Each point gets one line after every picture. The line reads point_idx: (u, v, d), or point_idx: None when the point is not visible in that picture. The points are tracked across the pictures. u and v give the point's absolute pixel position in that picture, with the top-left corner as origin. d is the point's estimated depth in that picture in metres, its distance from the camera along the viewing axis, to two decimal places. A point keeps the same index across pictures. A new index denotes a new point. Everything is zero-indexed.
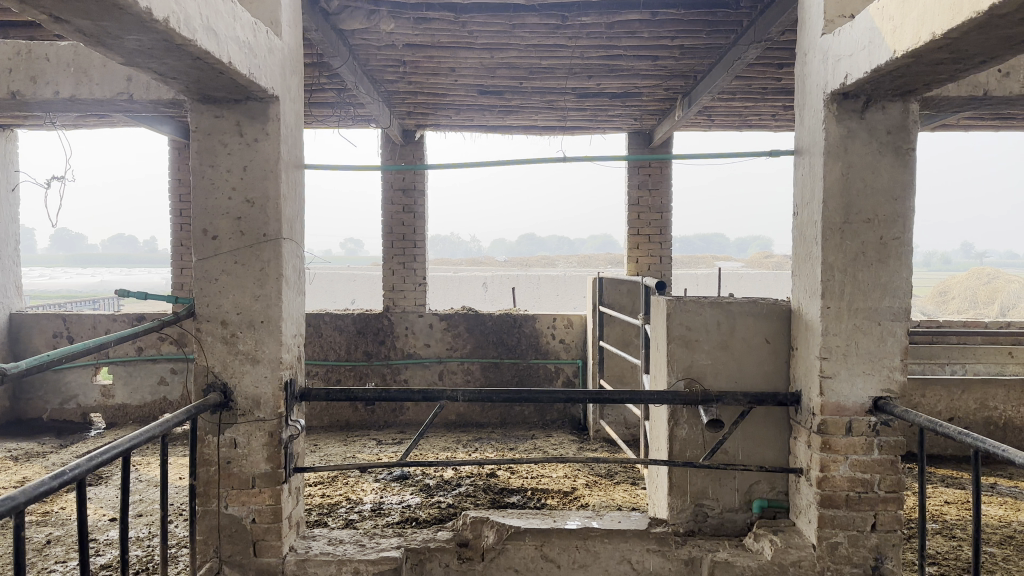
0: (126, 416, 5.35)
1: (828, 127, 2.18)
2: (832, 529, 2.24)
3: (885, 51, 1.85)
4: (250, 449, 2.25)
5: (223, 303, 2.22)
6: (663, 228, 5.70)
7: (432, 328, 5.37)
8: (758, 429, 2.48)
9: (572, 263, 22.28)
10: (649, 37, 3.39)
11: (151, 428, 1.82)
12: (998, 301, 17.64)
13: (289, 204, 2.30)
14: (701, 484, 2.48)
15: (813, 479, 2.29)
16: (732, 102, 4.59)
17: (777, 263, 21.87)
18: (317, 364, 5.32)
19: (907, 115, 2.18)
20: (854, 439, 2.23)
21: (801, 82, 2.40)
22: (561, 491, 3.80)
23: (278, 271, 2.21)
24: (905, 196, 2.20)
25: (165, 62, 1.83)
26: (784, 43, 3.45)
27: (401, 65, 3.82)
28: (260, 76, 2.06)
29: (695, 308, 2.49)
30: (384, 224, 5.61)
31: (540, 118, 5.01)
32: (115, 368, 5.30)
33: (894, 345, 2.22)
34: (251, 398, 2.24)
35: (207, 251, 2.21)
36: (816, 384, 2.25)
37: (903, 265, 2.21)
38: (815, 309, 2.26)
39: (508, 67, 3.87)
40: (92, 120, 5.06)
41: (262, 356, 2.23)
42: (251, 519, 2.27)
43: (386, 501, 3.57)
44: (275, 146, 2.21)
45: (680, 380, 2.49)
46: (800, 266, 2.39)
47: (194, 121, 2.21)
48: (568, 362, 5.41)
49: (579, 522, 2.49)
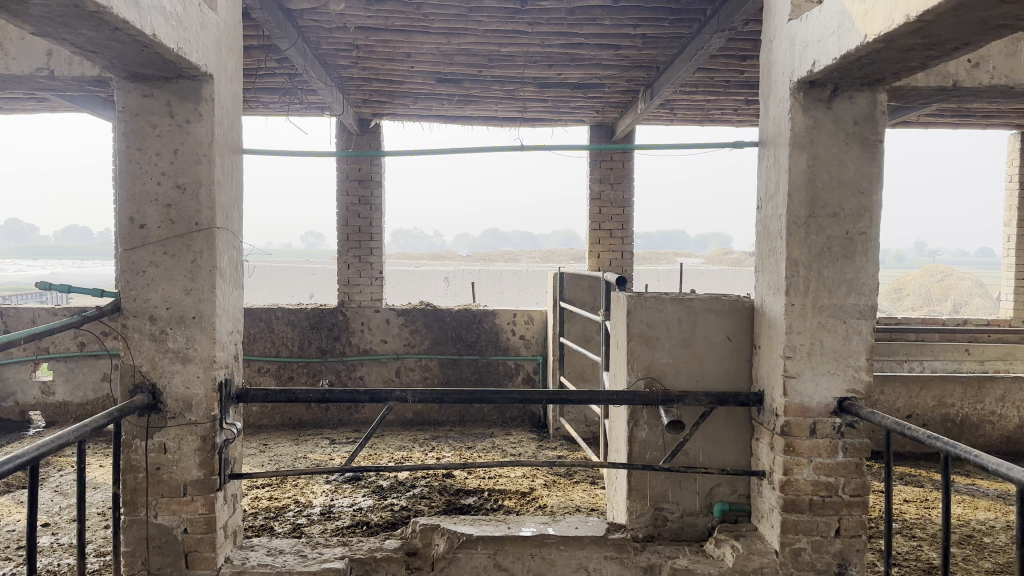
0: (67, 415, 5.11)
1: (794, 116, 2.09)
2: (794, 534, 2.16)
3: (855, 35, 1.76)
4: (181, 455, 2.10)
5: (151, 297, 2.07)
6: (625, 224, 5.61)
7: (388, 324, 5.21)
8: (719, 430, 2.39)
9: (534, 258, 22.27)
10: (611, 24, 3.28)
11: (62, 435, 1.65)
12: (951, 299, 17.98)
13: (224, 192, 2.15)
14: (661, 487, 2.38)
15: (776, 483, 2.20)
16: (694, 96, 4.52)
17: (738, 260, 21.99)
18: (269, 361, 5.15)
19: (874, 105, 2.10)
20: (819, 441, 2.15)
21: (767, 70, 2.31)
22: (518, 492, 3.69)
23: (212, 263, 2.06)
24: (872, 188, 2.11)
25: (81, 32, 1.67)
26: (749, 34, 3.36)
27: (355, 49, 3.67)
28: (191, 52, 1.90)
29: (655, 305, 2.38)
30: (339, 216, 5.44)
31: (500, 108, 4.89)
32: (55, 364, 5.07)
33: (860, 343, 2.14)
34: (182, 400, 2.09)
35: (134, 240, 2.05)
36: (780, 384, 2.16)
37: (869, 262, 2.13)
38: (778, 306, 2.17)
39: (466, 54, 3.74)
40: (30, 103, 4.82)
41: (193, 355, 2.08)
42: (183, 529, 2.11)
43: (337, 504, 3.43)
44: (209, 128, 2.05)
45: (640, 379, 2.38)
46: (764, 261, 2.30)
47: (121, 100, 2.04)
48: (528, 359, 5.29)
49: (534, 529, 2.37)
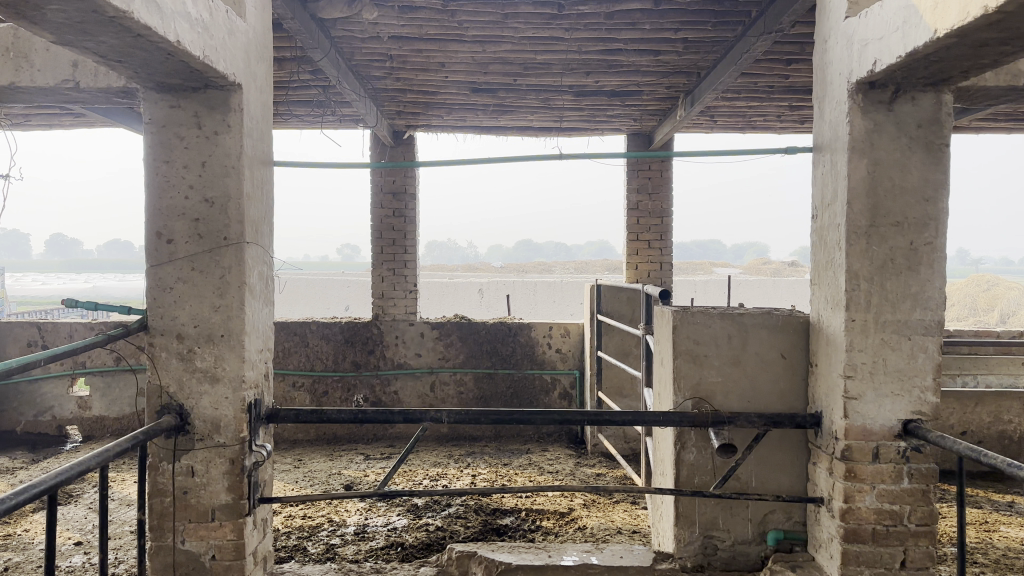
0: (103, 429, 5.09)
1: (852, 120, 1.96)
2: (856, 566, 2.02)
3: (923, 31, 1.63)
4: (209, 478, 2.02)
5: (180, 314, 1.99)
6: (663, 234, 5.48)
7: (423, 338, 5.13)
8: (772, 453, 2.25)
9: (569, 269, 22.13)
10: (651, 28, 3.17)
11: (82, 461, 1.58)
12: (998, 309, 17.50)
13: (254, 205, 2.07)
14: (711, 514, 2.25)
15: (835, 511, 2.06)
16: (736, 102, 4.38)
17: (777, 270, 21.63)
18: (303, 375, 5.09)
19: (939, 106, 1.97)
20: (882, 466, 2.01)
21: (821, 71, 2.18)
22: (557, 512, 3.57)
23: (240, 279, 1.99)
24: (938, 196, 1.97)
25: (103, 40, 1.60)
26: (795, 36, 3.23)
27: (389, 60, 3.60)
28: (218, 60, 1.83)
29: (704, 321, 2.26)
30: (373, 229, 5.38)
31: (536, 118, 4.79)
32: (92, 379, 5.06)
33: (926, 362, 2.00)
34: (210, 421, 2.01)
35: (162, 256, 1.99)
36: (839, 406, 2.02)
37: (936, 274, 1.99)
38: (837, 322, 2.03)
39: (502, 62, 3.66)
40: (68, 119, 4.84)
41: (222, 374, 2.00)
42: (211, 556, 2.03)
43: (371, 523, 3.35)
44: (237, 139, 1.98)
45: (687, 400, 2.26)
46: (820, 274, 2.17)
47: (148, 112, 1.99)
48: (565, 373, 5.17)
49: (576, 558, 2.24)
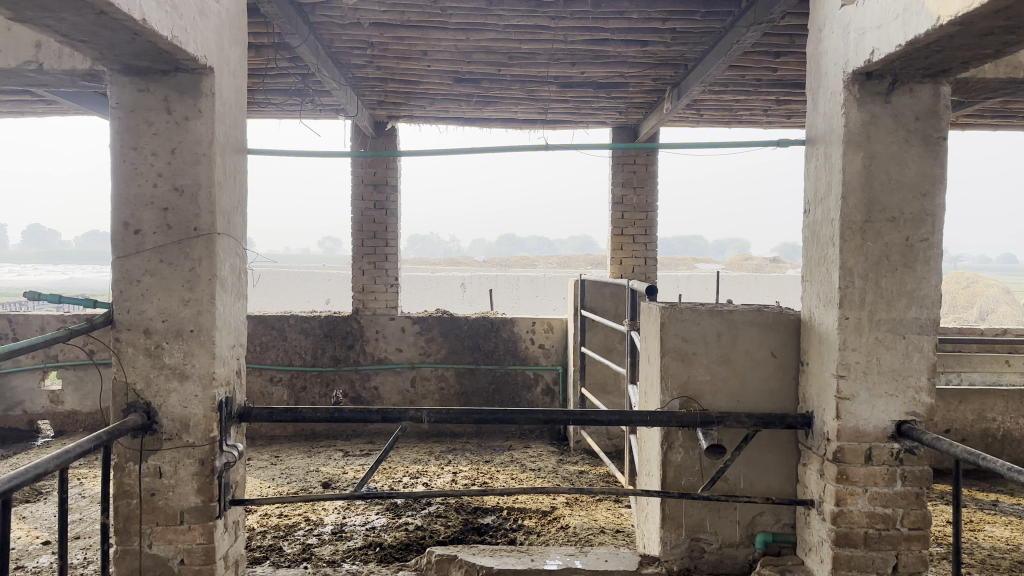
0: (76, 424, 4.96)
1: (848, 112, 1.90)
2: (847, 571, 1.96)
3: (926, 18, 1.56)
4: (177, 479, 1.93)
5: (147, 308, 1.90)
6: (648, 228, 5.42)
7: (404, 332, 5.05)
8: (761, 454, 2.20)
9: (552, 263, 22.07)
10: (638, 18, 3.11)
11: (40, 465, 1.48)
12: (977, 306, 17.62)
13: (227, 195, 1.98)
14: (698, 516, 2.19)
15: (826, 514, 2.01)
16: (723, 95, 4.33)
17: (759, 266, 21.68)
18: (281, 370, 5.00)
19: (937, 99, 1.91)
20: (875, 468, 1.95)
21: (815, 62, 2.12)
22: (539, 511, 3.51)
23: (211, 272, 1.90)
24: (934, 191, 1.92)
25: (63, 17, 1.51)
26: (785, 28, 3.17)
27: (369, 47, 3.51)
28: (188, 41, 1.74)
29: (692, 318, 2.20)
30: (353, 221, 5.28)
31: (520, 109, 4.71)
32: (64, 372, 4.94)
33: (920, 362, 1.94)
34: (179, 420, 1.92)
35: (128, 246, 1.90)
36: (831, 406, 1.97)
37: (931, 271, 1.93)
38: (830, 319, 1.97)
39: (486, 51, 3.57)
40: (39, 105, 4.70)
41: (191, 371, 1.91)
42: (179, 561, 1.94)
43: (349, 522, 3.27)
44: (209, 126, 1.89)
45: (675, 399, 2.19)
46: (813, 270, 2.11)
47: (115, 96, 1.89)
48: (548, 369, 5.10)
49: (559, 562, 2.19)
